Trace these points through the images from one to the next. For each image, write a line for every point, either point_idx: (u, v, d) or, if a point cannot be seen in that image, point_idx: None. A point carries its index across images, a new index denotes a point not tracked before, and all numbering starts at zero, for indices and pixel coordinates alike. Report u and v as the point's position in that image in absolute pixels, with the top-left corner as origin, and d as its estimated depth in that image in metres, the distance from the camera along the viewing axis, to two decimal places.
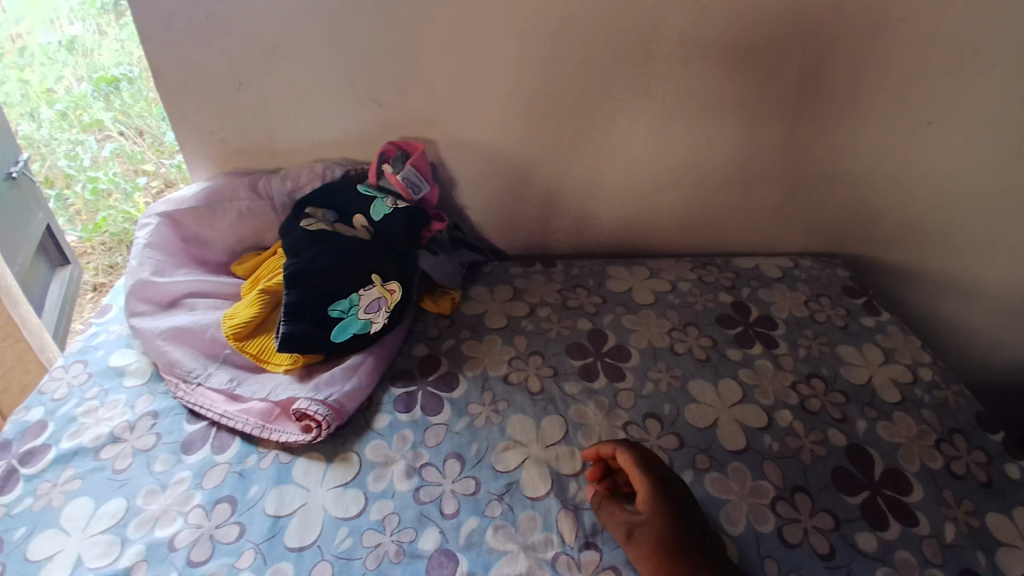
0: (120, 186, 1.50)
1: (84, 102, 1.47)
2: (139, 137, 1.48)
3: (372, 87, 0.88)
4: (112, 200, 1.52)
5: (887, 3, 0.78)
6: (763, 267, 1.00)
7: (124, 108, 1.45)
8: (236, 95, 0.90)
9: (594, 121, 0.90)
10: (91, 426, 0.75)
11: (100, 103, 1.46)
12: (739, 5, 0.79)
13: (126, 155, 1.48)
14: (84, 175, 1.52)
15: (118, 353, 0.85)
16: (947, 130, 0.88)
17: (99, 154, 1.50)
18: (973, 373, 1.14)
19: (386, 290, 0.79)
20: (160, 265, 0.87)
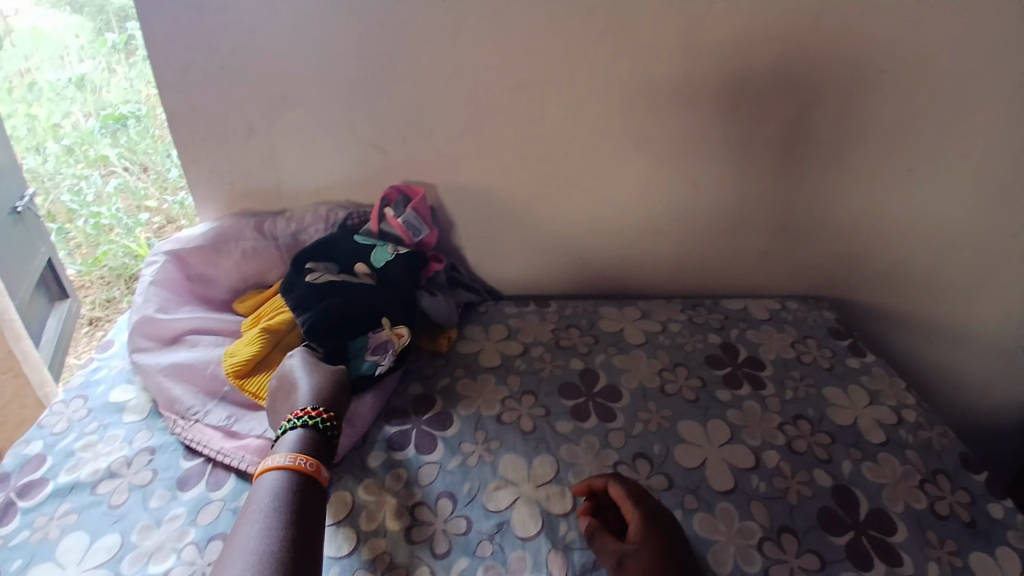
0: (122, 222, 1.48)
1: (90, 138, 1.44)
2: (143, 173, 1.43)
3: (375, 134, 0.92)
4: (113, 235, 1.50)
5: (861, 61, 0.83)
6: (751, 309, 1.03)
7: (129, 145, 1.39)
8: (245, 141, 0.94)
9: (587, 168, 0.94)
10: (90, 461, 0.76)
11: (106, 139, 1.42)
12: (723, 62, 0.84)
13: (129, 191, 1.45)
14: (87, 210, 1.53)
15: (119, 388, 0.87)
16: (924, 179, 0.92)
17: (102, 189, 1.48)
18: (963, 416, 1.15)
19: (394, 334, 0.81)
20: (165, 303, 0.90)
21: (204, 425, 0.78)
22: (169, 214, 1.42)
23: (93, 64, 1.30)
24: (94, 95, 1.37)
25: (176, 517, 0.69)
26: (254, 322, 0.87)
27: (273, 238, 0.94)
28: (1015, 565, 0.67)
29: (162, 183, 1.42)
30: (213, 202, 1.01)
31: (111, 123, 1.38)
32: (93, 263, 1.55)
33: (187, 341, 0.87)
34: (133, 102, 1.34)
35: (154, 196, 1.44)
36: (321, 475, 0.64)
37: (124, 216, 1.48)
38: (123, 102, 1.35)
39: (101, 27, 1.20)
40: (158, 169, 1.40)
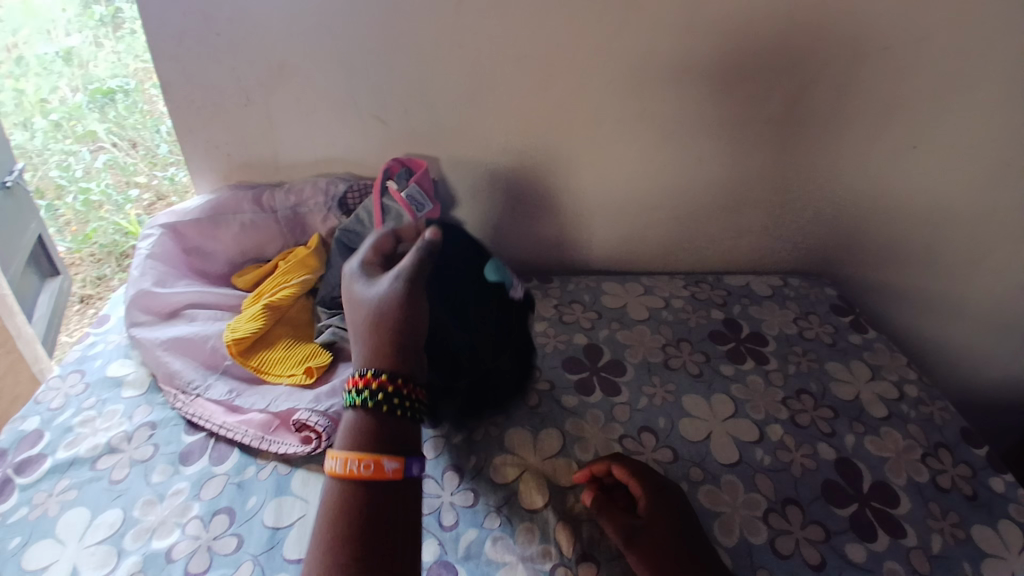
0: (111, 198, 1.47)
1: (78, 113, 1.50)
2: (132, 148, 1.45)
3: (376, 105, 0.90)
4: (103, 212, 1.48)
5: (874, 34, 0.81)
6: (754, 285, 1.02)
7: (118, 119, 1.45)
8: (241, 111, 0.92)
9: (591, 142, 0.93)
10: (88, 436, 0.76)
11: (94, 113, 1.48)
12: (733, 33, 0.82)
13: (118, 166, 1.46)
14: (76, 186, 1.51)
15: (118, 363, 0.85)
16: (931, 155, 0.92)
17: (92, 164, 1.50)
18: (958, 390, 1.17)
19: None
20: (162, 276, 0.88)
21: (206, 400, 0.77)
22: (160, 190, 1.42)
23: (81, 38, 1.45)
24: (82, 69, 1.48)
25: (179, 492, 0.68)
26: (256, 297, 0.86)
27: (272, 211, 0.93)
28: (1017, 538, 0.68)
29: (152, 159, 1.43)
30: (209, 174, 0.98)
31: (98, 98, 1.46)
32: (83, 242, 1.51)
33: (186, 315, 0.85)
34: (121, 76, 1.44)
35: (143, 171, 1.44)
36: (386, 471, 0.52)
37: (113, 192, 1.47)
38: (112, 76, 1.45)
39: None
40: (147, 144, 1.43)
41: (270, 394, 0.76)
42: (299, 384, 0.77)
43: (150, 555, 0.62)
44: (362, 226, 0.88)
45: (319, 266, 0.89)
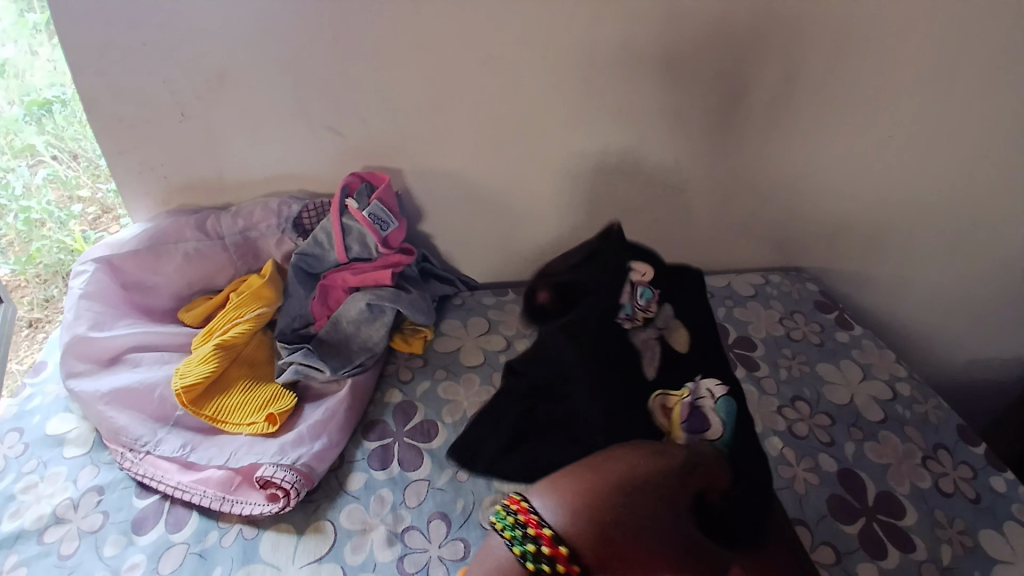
0: (53, 216, 1.28)
1: (14, 126, 1.25)
2: (74, 160, 1.29)
3: (329, 115, 0.83)
4: (46, 229, 1.27)
5: (850, 19, 0.76)
6: (736, 284, 0.98)
7: (57, 133, 1.25)
8: (179, 128, 0.83)
9: (563, 144, 0.87)
10: (32, 505, 0.67)
11: (31, 127, 1.26)
12: (707, 24, 0.77)
13: (59, 181, 1.29)
14: (14, 206, 1.26)
15: (57, 418, 0.76)
16: None
17: (31, 181, 1.28)
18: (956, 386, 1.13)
19: (407, 342, 0.82)
20: (100, 319, 0.79)
21: (157, 457, 0.69)
22: (106, 203, 1.31)
23: (14, 47, 1.18)
24: (16, 80, 1.22)
25: (135, 566, 0.61)
26: (207, 334, 0.78)
27: (219, 238, 0.84)
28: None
29: (95, 171, 1.31)
30: (147, 198, 0.90)
31: (35, 110, 1.24)
32: (29, 263, 1.26)
33: (129, 360, 0.77)
34: (59, 85, 1.22)
35: (87, 185, 1.30)
36: None
37: (55, 210, 1.29)
38: (47, 85, 1.23)
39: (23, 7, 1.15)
40: (90, 156, 1.29)
41: (229, 447, 0.69)
42: (261, 432, 0.70)
43: None
44: (321, 250, 0.81)
45: (275, 297, 0.81)
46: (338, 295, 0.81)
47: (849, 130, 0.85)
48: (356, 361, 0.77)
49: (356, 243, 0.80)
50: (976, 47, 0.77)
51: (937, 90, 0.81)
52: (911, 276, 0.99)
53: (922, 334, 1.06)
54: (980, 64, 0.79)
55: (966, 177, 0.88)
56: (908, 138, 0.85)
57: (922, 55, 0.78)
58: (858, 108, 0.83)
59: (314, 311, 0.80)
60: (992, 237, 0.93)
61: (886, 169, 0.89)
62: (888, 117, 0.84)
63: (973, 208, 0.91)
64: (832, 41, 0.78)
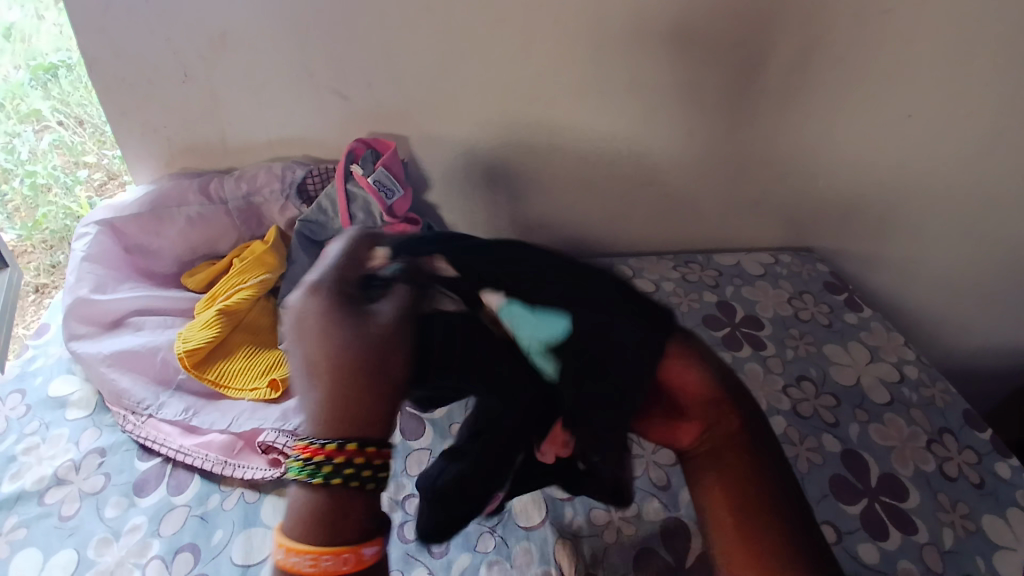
0: (59, 180, 1.27)
1: (20, 92, 1.25)
2: (80, 126, 1.26)
3: (334, 79, 0.81)
4: (51, 195, 1.26)
5: None
6: (745, 263, 0.97)
7: (62, 98, 1.24)
8: (182, 89, 0.82)
9: (573, 116, 0.85)
10: (33, 466, 0.68)
11: (37, 92, 1.25)
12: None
13: (65, 147, 1.26)
14: (22, 170, 1.26)
15: (59, 381, 0.76)
16: None
17: (37, 146, 1.27)
18: (964, 371, 1.12)
19: None
20: (101, 282, 0.79)
21: (159, 421, 0.69)
22: (112, 169, 1.25)
23: (22, 11, 1.24)
24: (26, 44, 1.24)
25: (136, 528, 0.61)
26: (210, 299, 0.78)
27: (221, 202, 0.83)
28: None
29: (101, 136, 1.26)
30: (149, 161, 0.88)
31: (41, 75, 1.23)
32: (35, 229, 1.26)
33: (131, 324, 0.77)
34: (64, 50, 1.22)
35: (92, 151, 1.26)
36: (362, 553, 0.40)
37: (61, 174, 1.27)
38: (53, 50, 1.23)
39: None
40: (95, 121, 1.25)
41: (231, 412, 0.69)
42: (263, 398, 0.70)
43: None
44: (326, 217, 0.81)
45: (278, 263, 0.81)
46: None
47: (869, 106, 0.83)
48: None
49: (361, 211, 0.80)
50: (1005, 21, 0.74)
51: (962, 67, 0.78)
52: (923, 258, 0.97)
53: (932, 317, 1.05)
54: (1007, 41, 0.76)
55: (985, 157, 0.86)
56: (929, 116, 0.83)
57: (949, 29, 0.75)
58: (878, 84, 0.81)
59: None
60: (1009, 219, 0.91)
61: (904, 148, 0.86)
62: (909, 94, 0.81)
63: (990, 189, 0.89)
64: (855, 13, 0.75)
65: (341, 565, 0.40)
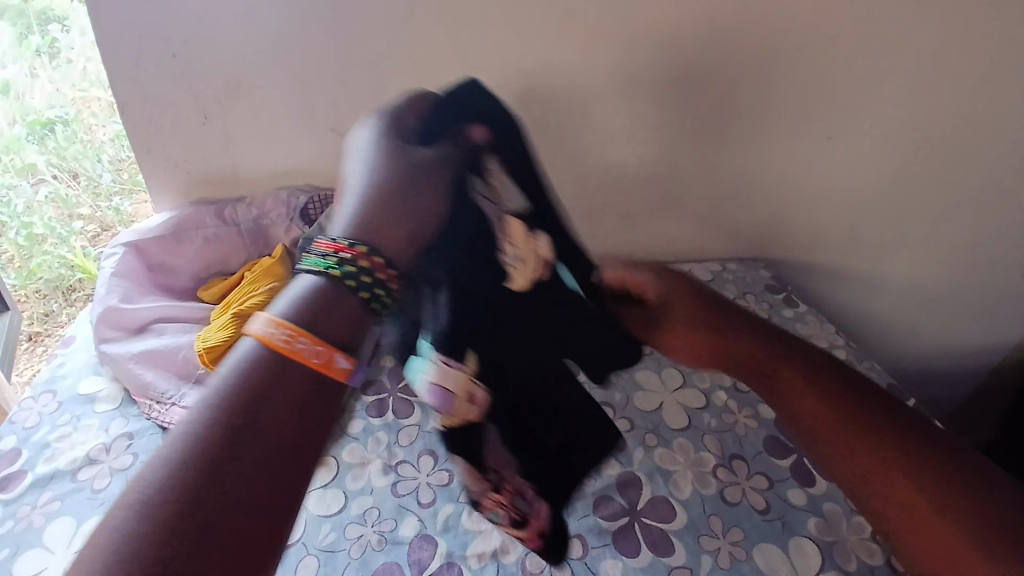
0: (55, 231, 1.47)
1: (16, 145, 1.46)
2: (73, 180, 1.48)
3: (333, 117, 0.94)
4: (47, 245, 1.47)
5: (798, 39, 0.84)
6: (696, 271, 1.06)
7: (58, 151, 1.47)
8: (202, 129, 0.95)
9: (538, 149, 0.96)
10: (66, 450, 0.77)
11: (33, 145, 1.46)
12: (666, 37, 0.84)
13: (60, 199, 1.48)
14: (18, 222, 1.47)
15: (88, 379, 0.86)
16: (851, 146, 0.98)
17: (34, 198, 1.48)
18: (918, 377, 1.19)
19: None
20: (128, 293, 0.90)
21: (182, 408, 0.79)
22: (104, 221, 1.50)
23: (17, 68, 1.41)
24: (20, 101, 1.44)
25: None
26: (224, 307, 0.89)
27: (236, 224, 0.96)
28: None
29: (95, 189, 1.48)
30: (171, 191, 1.01)
31: (38, 129, 1.45)
32: (29, 278, 1.47)
33: (155, 329, 0.87)
34: (60, 107, 1.44)
35: (87, 203, 1.49)
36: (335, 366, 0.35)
37: (56, 225, 1.48)
38: (49, 106, 1.45)
39: (24, 31, 1.37)
40: (88, 175, 1.47)
41: None
42: None
43: None
44: None
45: (285, 272, 0.92)
46: None
47: None
48: None
49: None
50: (908, 53, 0.83)
51: None
52: (866, 266, 1.05)
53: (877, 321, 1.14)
54: (909, 72, 0.84)
55: (905, 173, 0.94)
56: None
57: (854, 65, 0.85)
58: None
59: None
60: (938, 229, 0.99)
61: None
62: None
63: (915, 202, 0.96)
64: (774, 51, 0.84)
65: (311, 356, 0.35)
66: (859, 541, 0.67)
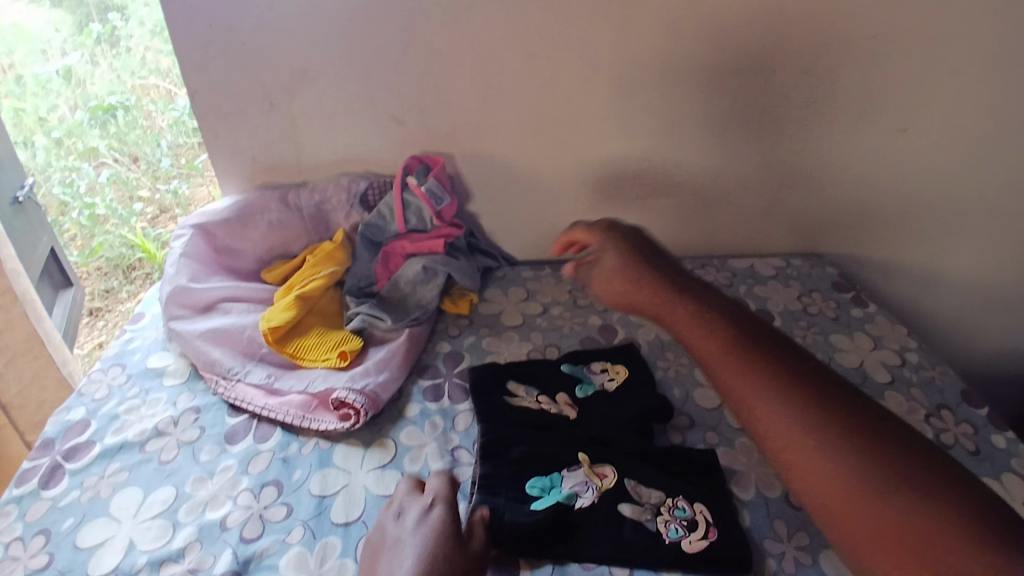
0: (116, 212, 1.54)
1: (79, 130, 1.54)
2: (134, 162, 1.57)
3: (393, 105, 0.95)
4: (108, 226, 1.53)
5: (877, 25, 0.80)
6: (759, 266, 1.01)
7: (119, 135, 1.55)
8: (267, 115, 0.97)
9: (596, 136, 0.94)
10: (135, 423, 0.80)
11: (96, 130, 1.55)
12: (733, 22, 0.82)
13: (120, 181, 1.56)
14: (80, 202, 1.54)
15: (156, 356, 0.90)
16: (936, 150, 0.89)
17: (96, 180, 1.55)
18: (991, 389, 1.11)
19: (458, 306, 0.94)
20: (196, 274, 0.93)
21: (246, 385, 0.82)
22: (163, 204, 1.57)
23: (77, 56, 1.49)
24: (81, 89, 1.53)
25: (227, 468, 0.73)
26: (287, 288, 0.91)
27: (297, 209, 0.98)
28: (1021, 489, 0.69)
29: (153, 173, 1.57)
30: (235, 175, 1.04)
31: (100, 114, 1.53)
32: (91, 256, 1.53)
33: (220, 308, 0.90)
34: (120, 93, 1.52)
35: (146, 186, 1.57)
36: None
37: (117, 207, 1.55)
38: (109, 93, 1.52)
39: (81, 19, 1.43)
40: (148, 159, 1.56)
41: (306, 377, 0.82)
42: (334, 366, 0.82)
43: (205, 526, 0.67)
44: (384, 221, 0.94)
45: (345, 258, 0.95)
46: (397, 260, 0.93)
47: None
48: (413, 315, 0.89)
49: (415, 215, 0.93)
50: None
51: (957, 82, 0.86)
52: (933, 267, 1.00)
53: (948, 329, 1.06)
54: None
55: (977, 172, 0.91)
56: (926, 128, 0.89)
57: None
58: None
59: (377, 273, 0.92)
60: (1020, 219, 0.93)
61: None
62: None
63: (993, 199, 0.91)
64: (846, 43, 0.82)
65: None
66: None
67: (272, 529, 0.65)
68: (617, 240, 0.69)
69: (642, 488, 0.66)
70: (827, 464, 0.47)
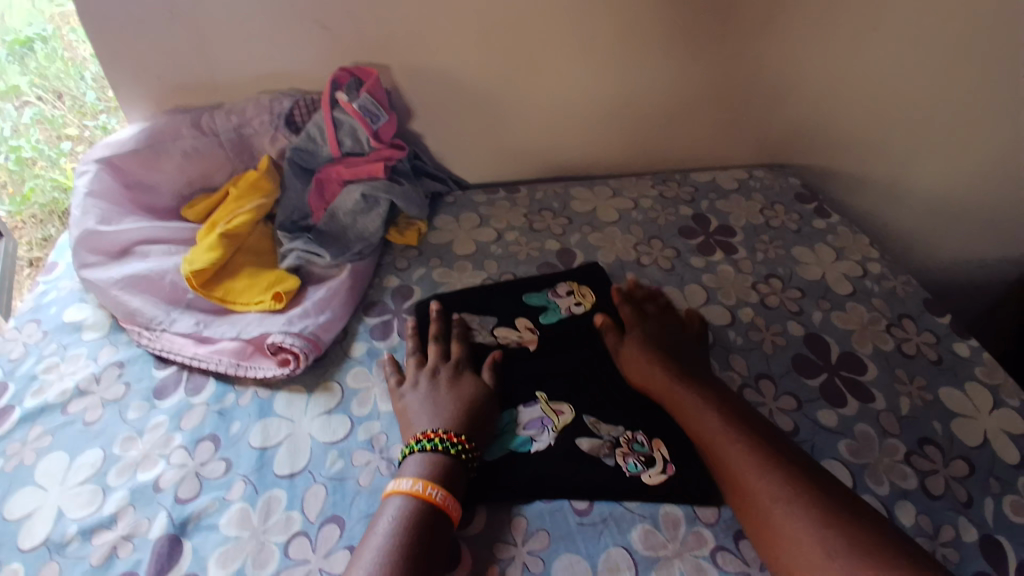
0: (44, 154, 1.34)
1: None
2: (58, 99, 1.37)
3: (316, 8, 0.82)
4: (37, 167, 1.34)
5: None
6: (720, 179, 0.96)
7: (41, 70, 1.38)
8: (170, 26, 0.84)
9: (547, 40, 0.84)
10: (55, 382, 0.73)
11: (15, 66, 1.39)
12: None
13: (46, 120, 1.36)
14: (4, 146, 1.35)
15: (73, 308, 0.81)
16: (911, 45, 0.83)
17: (19, 121, 1.37)
18: (952, 296, 1.11)
19: (405, 236, 0.86)
20: (106, 214, 0.82)
21: (172, 334, 0.75)
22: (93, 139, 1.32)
23: None
24: None
25: (159, 425, 0.67)
26: (211, 226, 0.83)
27: (215, 135, 0.87)
28: (981, 397, 0.69)
29: (79, 108, 1.36)
30: (143, 99, 0.91)
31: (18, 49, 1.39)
32: (24, 204, 1.32)
33: (138, 252, 0.81)
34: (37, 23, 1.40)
35: (74, 123, 1.35)
36: None
37: (45, 148, 1.35)
38: (26, 24, 1.41)
39: None
40: (74, 94, 1.36)
41: (239, 322, 0.75)
42: (268, 309, 0.76)
43: (137, 488, 0.62)
44: (315, 144, 0.85)
45: (273, 189, 0.86)
46: (333, 188, 0.84)
47: None
48: (354, 249, 0.81)
49: (348, 136, 0.83)
50: None
51: None
52: (901, 173, 0.96)
53: (915, 238, 1.03)
54: None
55: (953, 69, 0.85)
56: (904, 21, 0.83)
57: None
58: None
59: (312, 204, 0.84)
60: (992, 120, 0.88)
61: None
62: None
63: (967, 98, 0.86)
64: None
65: None
66: (891, 464, 0.63)
67: (210, 487, 0.61)
68: (643, 329, 0.70)
69: (601, 424, 0.64)
70: (795, 519, 0.51)
